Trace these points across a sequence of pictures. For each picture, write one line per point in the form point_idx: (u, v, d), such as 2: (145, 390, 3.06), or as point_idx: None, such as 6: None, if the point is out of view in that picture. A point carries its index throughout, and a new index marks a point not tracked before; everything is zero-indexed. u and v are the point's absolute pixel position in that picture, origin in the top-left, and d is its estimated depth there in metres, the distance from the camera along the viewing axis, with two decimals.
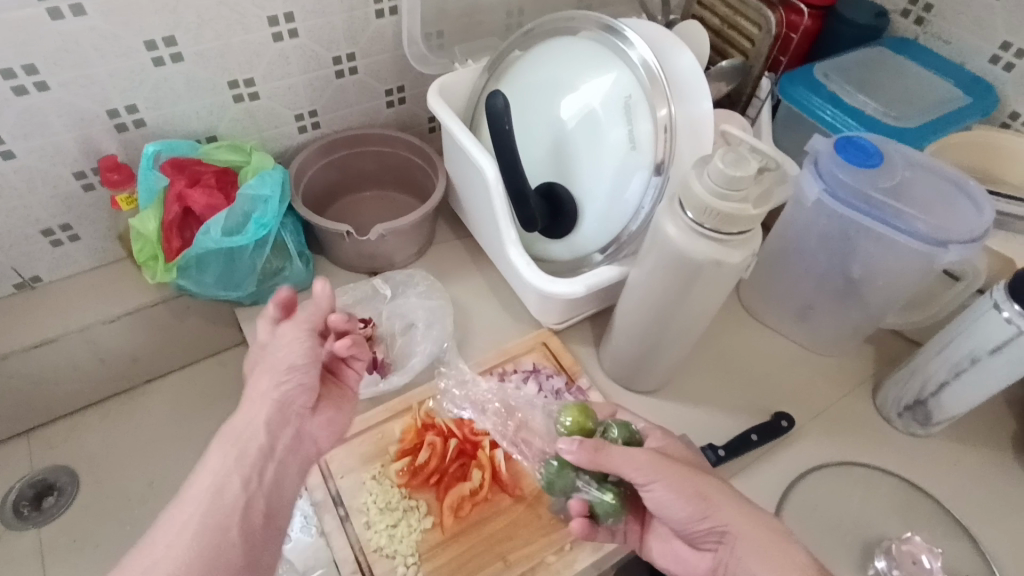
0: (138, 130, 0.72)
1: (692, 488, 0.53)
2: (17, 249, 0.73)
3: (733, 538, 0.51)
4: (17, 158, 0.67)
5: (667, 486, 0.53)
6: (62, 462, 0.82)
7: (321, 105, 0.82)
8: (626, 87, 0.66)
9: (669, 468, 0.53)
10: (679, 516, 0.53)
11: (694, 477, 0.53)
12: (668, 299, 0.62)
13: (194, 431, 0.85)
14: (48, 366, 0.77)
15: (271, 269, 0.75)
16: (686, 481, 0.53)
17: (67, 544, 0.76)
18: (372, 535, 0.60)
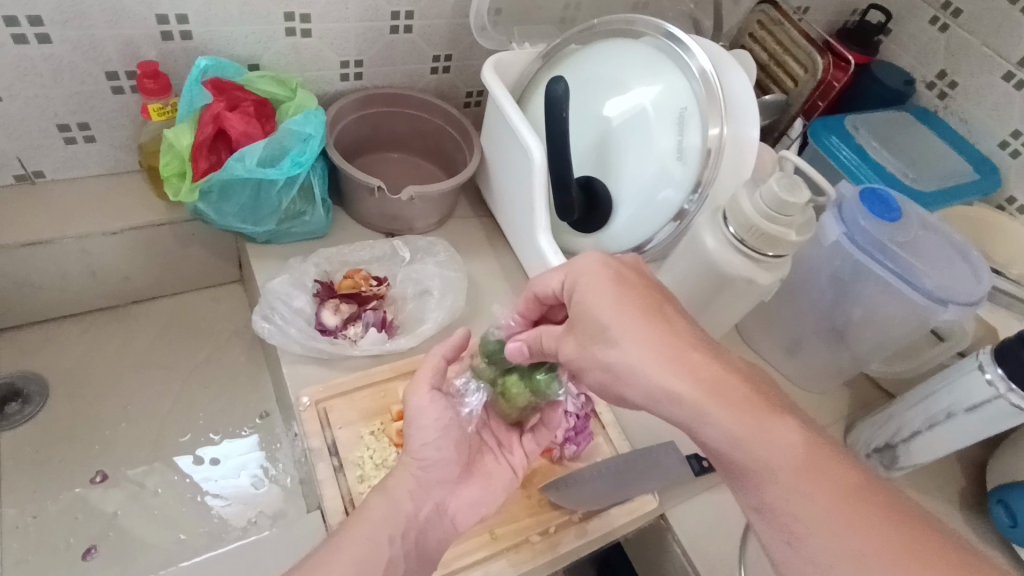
0: (183, 42, 0.69)
1: (666, 359, 0.45)
2: (29, 138, 0.70)
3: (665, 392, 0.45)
4: (51, 44, 0.64)
5: (633, 350, 0.46)
6: (32, 369, 0.77)
7: (368, 57, 0.81)
8: (682, 99, 0.68)
9: (649, 331, 0.47)
10: (635, 385, 0.46)
11: (677, 341, 0.46)
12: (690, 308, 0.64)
13: (173, 360, 0.81)
14: (35, 266, 0.73)
15: (293, 211, 0.74)
16: (658, 351, 0.46)
17: (24, 456, 0.71)
18: (364, 489, 0.60)
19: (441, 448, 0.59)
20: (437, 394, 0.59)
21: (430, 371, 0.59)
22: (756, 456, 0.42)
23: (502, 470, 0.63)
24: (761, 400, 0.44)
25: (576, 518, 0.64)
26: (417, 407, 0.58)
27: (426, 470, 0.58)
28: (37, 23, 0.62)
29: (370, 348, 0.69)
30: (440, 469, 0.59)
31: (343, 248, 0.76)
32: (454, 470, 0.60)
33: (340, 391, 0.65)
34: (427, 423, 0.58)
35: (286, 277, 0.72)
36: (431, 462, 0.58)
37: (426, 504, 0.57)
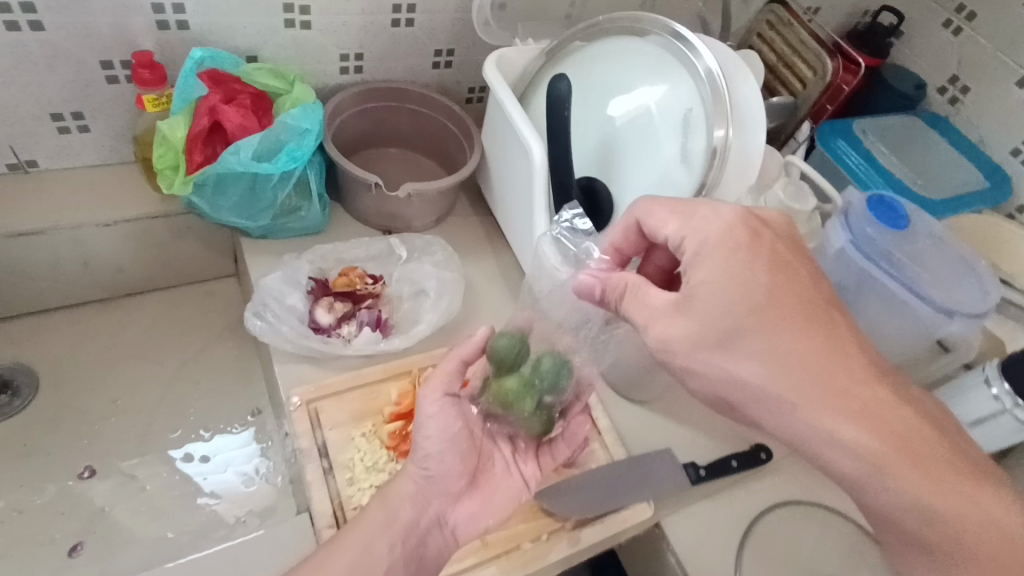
0: (179, 32, 0.67)
1: (826, 395, 0.47)
2: (22, 126, 0.68)
3: (808, 434, 0.47)
4: (44, 31, 0.62)
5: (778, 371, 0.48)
6: (22, 361, 0.75)
7: (369, 51, 0.80)
8: (687, 101, 0.66)
9: (809, 348, 0.48)
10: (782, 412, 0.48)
11: (845, 371, 0.47)
12: None
13: (166, 354, 0.80)
14: (26, 256, 0.72)
15: (289, 207, 0.73)
16: (823, 384, 0.47)
17: (14, 449, 0.70)
18: (353, 492, 0.59)
19: (444, 461, 0.58)
20: (448, 402, 0.58)
21: (441, 377, 0.58)
22: (942, 521, 0.44)
23: (510, 481, 0.63)
24: (956, 463, 0.45)
25: (568, 526, 0.63)
26: (425, 415, 0.58)
27: (429, 481, 0.58)
28: (30, 9, 0.60)
29: (364, 348, 0.67)
30: (443, 481, 0.59)
31: (338, 245, 0.75)
32: (458, 483, 0.60)
33: (331, 391, 0.64)
34: (432, 433, 0.57)
35: (279, 274, 0.70)
36: (431, 475, 0.58)
37: (425, 513, 0.58)
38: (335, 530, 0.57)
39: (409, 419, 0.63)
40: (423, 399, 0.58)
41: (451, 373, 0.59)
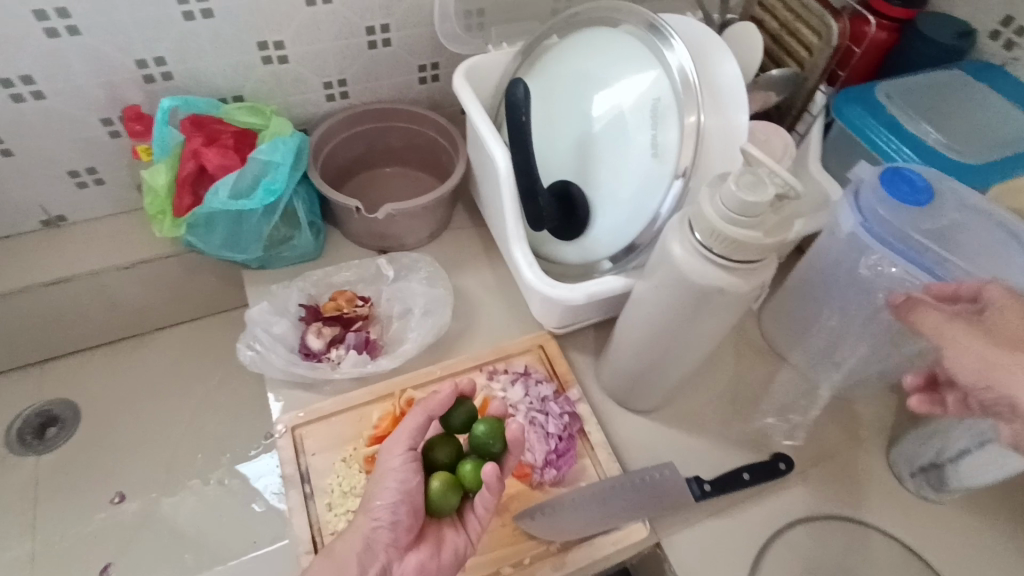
0: (165, 82, 0.71)
1: None
2: (45, 186, 0.75)
3: None
4: (46, 99, 0.68)
5: None
6: (67, 397, 0.83)
7: (351, 76, 0.81)
8: (656, 89, 0.62)
9: None
10: None
11: None
12: (672, 323, 0.59)
13: (196, 381, 0.86)
14: (61, 303, 0.79)
15: (279, 237, 0.75)
16: None
17: (65, 476, 0.78)
18: (331, 517, 0.60)
19: (396, 512, 0.54)
20: (412, 454, 0.57)
21: (405, 432, 0.57)
22: None
23: (457, 537, 0.57)
24: None
25: (554, 549, 0.61)
26: (386, 467, 0.56)
27: (377, 531, 0.54)
28: (30, 82, 0.66)
29: (350, 372, 0.68)
30: (391, 534, 0.55)
31: (329, 271, 0.77)
32: (407, 536, 0.55)
33: (316, 417, 0.65)
34: (388, 484, 0.55)
35: (266, 303, 0.73)
36: (382, 524, 0.54)
37: (370, 570, 0.54)
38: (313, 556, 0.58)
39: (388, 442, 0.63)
40: (387, 450, 0.57)
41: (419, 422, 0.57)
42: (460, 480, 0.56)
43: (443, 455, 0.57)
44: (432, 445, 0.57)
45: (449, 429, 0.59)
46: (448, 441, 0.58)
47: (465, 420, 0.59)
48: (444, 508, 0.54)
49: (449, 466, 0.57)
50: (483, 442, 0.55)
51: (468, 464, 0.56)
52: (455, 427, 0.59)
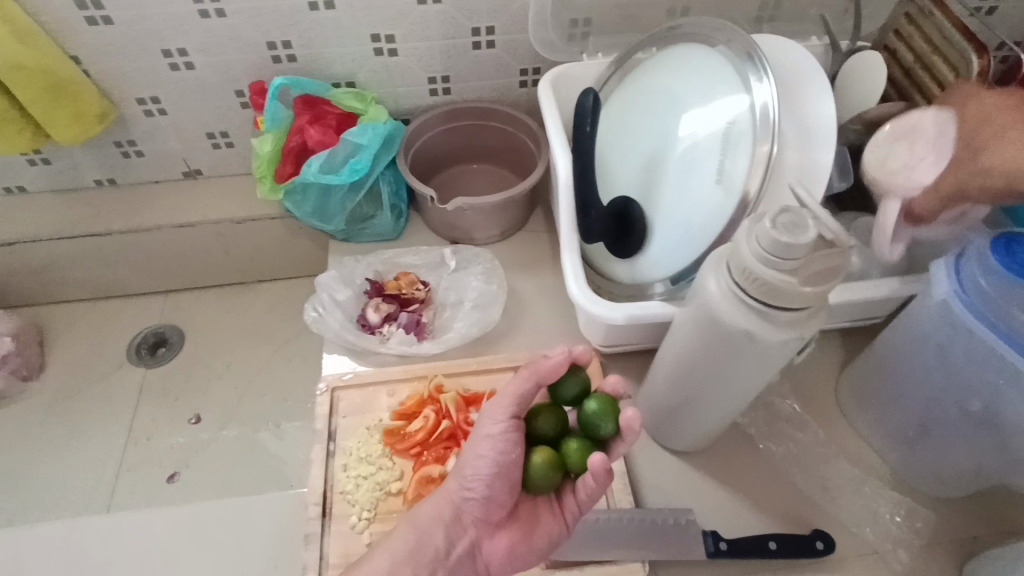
0: (290, 64, 0.80)
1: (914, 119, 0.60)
2: (189, 142, 0.88)
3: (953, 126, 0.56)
4: (196, 69, 0.79)
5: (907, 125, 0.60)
6: (178, 323, 0.97)
7: (454, 73, 0.85)
8: (732, 115, 0.58)
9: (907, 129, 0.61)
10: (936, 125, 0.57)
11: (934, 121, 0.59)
12: (701, 365, 0.55)
13: (280, 332, 0.96)
14: (186, 244, 0.92)
15: (362, 214, 0.82)
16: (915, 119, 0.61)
17: (161, 389, 0.91)
18: (342, 478, 0.63)
19: (490, 486, 0.53)
20: (514, 425, 0.53)
21: (509, 397, 0.54)
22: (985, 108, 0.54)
23: (553, 522, 0.54)
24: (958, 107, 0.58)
25: (542, 564, 0.60)
26: (484, 432, 0.54)
27: (467, 502, 0.54)
28: (185, 53, 0.77)
29: (397, 348, 0.72)
30: (484, 508, 0.54)
31: (397, 252, 0.81)
32: (498, 513, 0.54)
33: (355, 383, 0.70)
34: (484, 454, 0.53)
35: (336, 273, 0.78)
36: (474, 497, 0.54)
37: (459, 541, 0.54)
38: (319, 510, 0.62)
39: (407, 421, 0.66)
40: (488, 416, 0.54)
41: (522, 392, 0.54)
42: (563, 458, 0.53)
43: (547, 424, 0.54)
44: (537, 413, 0.54)
45: (559, 400, 0.57)
46: (554, 410, 0.55)
47: (578, 391, 0.55)
48: (542, 484, 0.52)
49: (552, 439, 0.54)
50: (592, 421, 0.53)
51: (573, 442, 0.53)
52: (565, 399, 0.56)
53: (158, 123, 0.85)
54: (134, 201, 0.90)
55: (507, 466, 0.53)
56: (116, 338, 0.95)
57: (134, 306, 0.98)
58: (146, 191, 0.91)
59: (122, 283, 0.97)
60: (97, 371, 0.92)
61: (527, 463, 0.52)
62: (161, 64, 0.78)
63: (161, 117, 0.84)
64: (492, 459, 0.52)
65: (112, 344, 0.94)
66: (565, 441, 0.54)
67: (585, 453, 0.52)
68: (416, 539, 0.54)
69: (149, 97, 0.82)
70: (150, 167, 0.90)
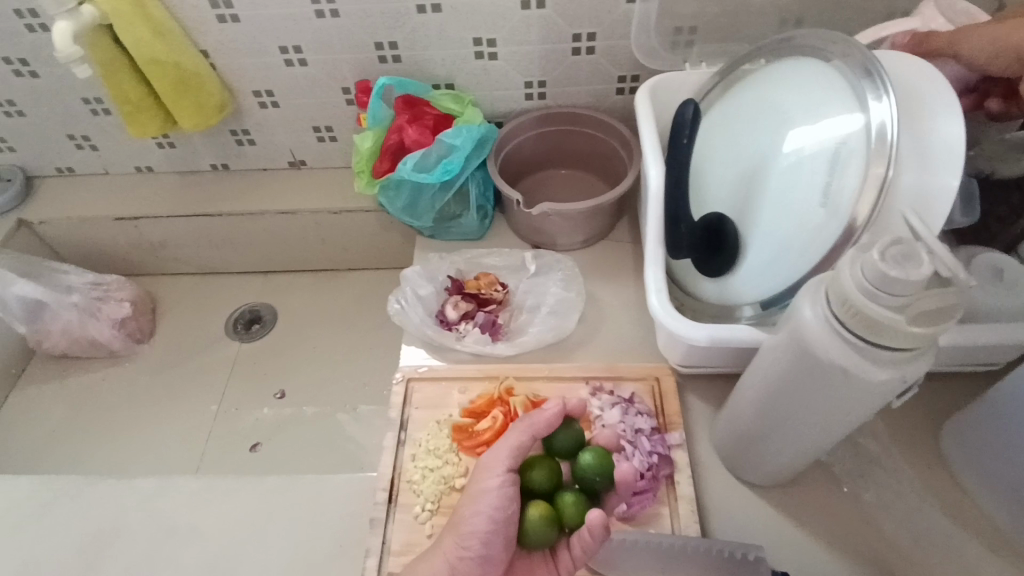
0: (394, 64, 0.83)
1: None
2: (296, 134, 0.93)
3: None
4: (308, 66, 0.84)
5: None
6: (271, 303, 1.03)
7: (550, 78, 0.85)
8: (844, 133, 0.55)
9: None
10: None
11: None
12: (787, 396, 0.52)
13: (363, 319, 1.00)
14: (285, 229, 0.98)
15: (450, 213, 0.84)
16: None
17: (253, 363, 0.97)
18: (410, 468, 0.65)
19: (488, 543, 0.54)
20: (510, 477, 0.57)
21: (506, 450, 0.58)
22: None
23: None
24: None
25: None
26: (483, 487, 0.57)
27: (464, 562, 0.54)
28: (300, 51, 0.82)
29: (472, 346, 0.73)
30: (485, 565, 0.54)
31: (480, 252, 0.83)
32: (497, 569, 0.55)
33: (430, 377, 0.71)
34: (483, 508, 0.55)
35: (419, 268, 0.81)
36: (471, 555, 0.54)
37: None
38: (386, 495, 0.64)
39: (477, 419, 0.67)
40: (486, 470, 0.58)
41: (517, 447, 0.58)
42: (558, 511, 0.58)
43: (542, 477, 0.59)
44: (531, 465, 0.59)
45: (551, 452, 0.62)
46: (547, 462, 0.60)
47: (571, 445, 0.62)
48: (540, 538, 0.55)
49: (546, 492, 0.59)
50: (588, 474, 0.59)
51: (568, 495, 0.58)
52: (558, 451, 0.62)
53: (271, 116, 0.91)
54: (244, 187, 0.97)
55: (503, 521, 0.55)
56: (217, 312, 1.02)
57: (234, 284, 1.06)
58: (255, 178, 0.98)
59: (225, 262, 1.04)
60: (198, 341, 0.99)
61: (523, 518, 0.56)
62: (278, 60, 0.83)
63: (273, 110, 0.90)
64: (490, 513, 0.55)
65: (213, 317, 1.02)
66: (560, 494, 0.59)
67: (578, 507, 0.57)
68: None
69: (265, 91, 0.88)
70: (260, 155, 0.97)
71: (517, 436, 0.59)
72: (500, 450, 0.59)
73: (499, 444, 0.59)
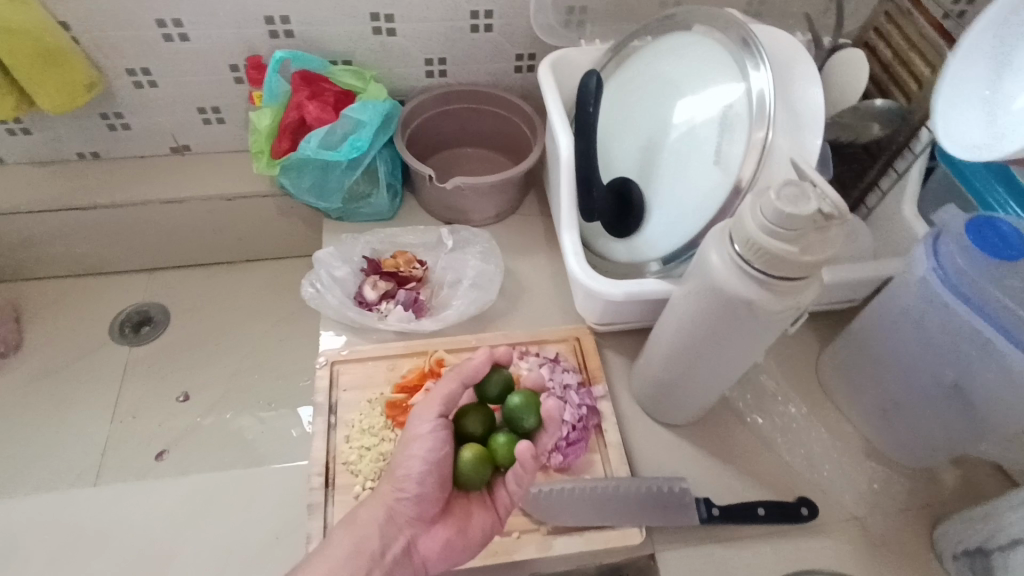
0: (287, 40, 0.80)
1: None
2: (180, 117, 0.87)
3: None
4: (190, 41, 0.78)
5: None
6: (165, 303, 0.95)
7: (451, 56, 0.86)
8: (729, 100, 0.61)
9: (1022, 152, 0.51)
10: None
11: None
12: (699, 336, 0.58)
13: (270, 311, 0.95)
14: (174, 220, 0.90)
15: (359, 192, 0.82)
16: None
17: (146, 366, 0.89)
18: (345, 449, 0.64)
19: (422, 484, 0.55)
20: (442, 423, 0.56)
21: (437, 399, 0.56)
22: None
23: (486, 512, 0.57)
24: None
25: (543, 530, 0.61)
26: (414, 435, 0.56)
27: (402, 502, 0.55)
28: (180, 25, 0.76)
29: (394, 324, 0.73)
30: (419, 505, 0.55)
31: (396, 231, 0.82)
32: (431, 510, 0.56)
33: (355, 357, 0.70)
34: (415, 453, 0.55)
35: (334, 248, 0.79)
36: (407, 496, 0.55)
37: (393, 541, 0.55)
38: (323, 480, 0.62)
39: (410, 394, 0.67)
40: (417, 418, 0.57)
41: (446, 394, 0.57)
42: (491, 453, 0.56)
43: (475, 424, 0.57)
44: (464, 414, 0.58)
45: (484, 398, 0.60)
46: (480, 410, 0.58)
47: (501, 388, 0.59)
48: (473, 479, 0.54)
49: (481, 436, 0.57)
50: (518, 415, 0.56)
51: (500, 437, 0.56)
52: (490, 396, 0.59)
53: (148, 96, 0.83)
54: (121, 176, 0.89)
55: (440, 465, 0.55)
56: (101, 316, 0.93)
57: (118, 284, 0.96)
58: (132, 166, 0.90)
59: (104, 260, 0.94)
60: (82, 349, 0.90)
61: (457, 461, 0.55)
62: (155, 34, 0.77)
63: (151, 90, 0.83)
64: (424, 455, 0.55)
65: (98, 322, 0.92)
66: (492, 437, 0.57)
67: (512, 446, 0.56)
68: (342, 548, 0.54)
69: (140, 69, 0.80)
70: (137, 140, 0.89)
71: (444, 384, 0.57)
72: (429, 398, 0.57)
73: (432, 390, 0.58)
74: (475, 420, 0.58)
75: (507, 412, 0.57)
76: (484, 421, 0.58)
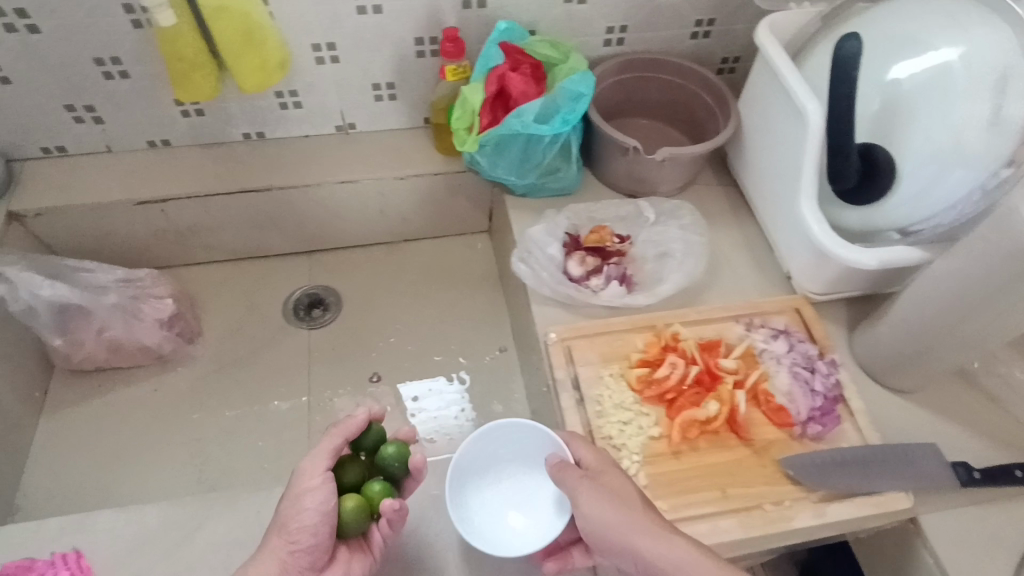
0: (478, 10, 0.77)
1: None
2: (353, 95, 0.84)
3: None
4: (382, 15, 0.76)
5: None
6: (333, 286, 0.94)
7: (633, 24, 0.83)
8: (1002, 56, 0.58)
9: None
10: None
11: None
12: (976, 299, 0.57)
13: (436, 290, 0.94)
14: (344, 201, 0.89)
15: (552, 167, 0.80)
16: None
17: (326, 349, 0.88)
18: (604, 425, 0.64)
19: (317, 534, 0.54)
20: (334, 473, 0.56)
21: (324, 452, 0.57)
22: None
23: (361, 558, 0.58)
24: None
25: (814, 498, 0.62)
26: (307, 486, 0.55)
27: (294, 555, 0.53)
28: None
29: (611, 300, 0.73)
30: (309, 555, 0.54)
31: (593, 205, 0.82)
32: (322, 558, 0.55)
33: (583, 333, 0.70)
34: (310, 505, 0.54)
35: (543, 226, 0.79)
36: (300, 547, 0.53)
37: None
38: None
39: (654, 368, 0.67)
40: (306, 473, 0.56)
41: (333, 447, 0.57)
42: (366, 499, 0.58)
43: (351, 474, 0.59)
44: (343, 466, 0.59)
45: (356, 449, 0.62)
46: (355, 460, 0.60)
47: (374, 442, 0.62)
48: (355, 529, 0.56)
49: (354, 485, 0.59)
50: (388, 462, 0.59)
51: (375, 484, 0.58)
52: (363, 447, 0.62)
53: (326, 73, 0.81)
54: (290, 157, 0.86)
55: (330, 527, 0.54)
56: (271, 301, 0.92)
57: (280, 267, 0.95)
58: (297, 146, 0.88)
59: (267, 244, 0.93)
60: (260, 334, 0.89)
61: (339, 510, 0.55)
62: (349, 8, 0.74)
63: (331, 66, 0.80)
64: (310, 497, 0.54)
65: (269, 307, 0.91)
66: (368, 485, 0.59)
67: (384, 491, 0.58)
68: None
69: (325, 45, 0.78)
70: (306, 120, 0.86)
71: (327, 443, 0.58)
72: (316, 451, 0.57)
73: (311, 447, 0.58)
74: (354, 473, 0.59)
75: (381, 460, 0.60)
76: (354, 474, 0.59)
